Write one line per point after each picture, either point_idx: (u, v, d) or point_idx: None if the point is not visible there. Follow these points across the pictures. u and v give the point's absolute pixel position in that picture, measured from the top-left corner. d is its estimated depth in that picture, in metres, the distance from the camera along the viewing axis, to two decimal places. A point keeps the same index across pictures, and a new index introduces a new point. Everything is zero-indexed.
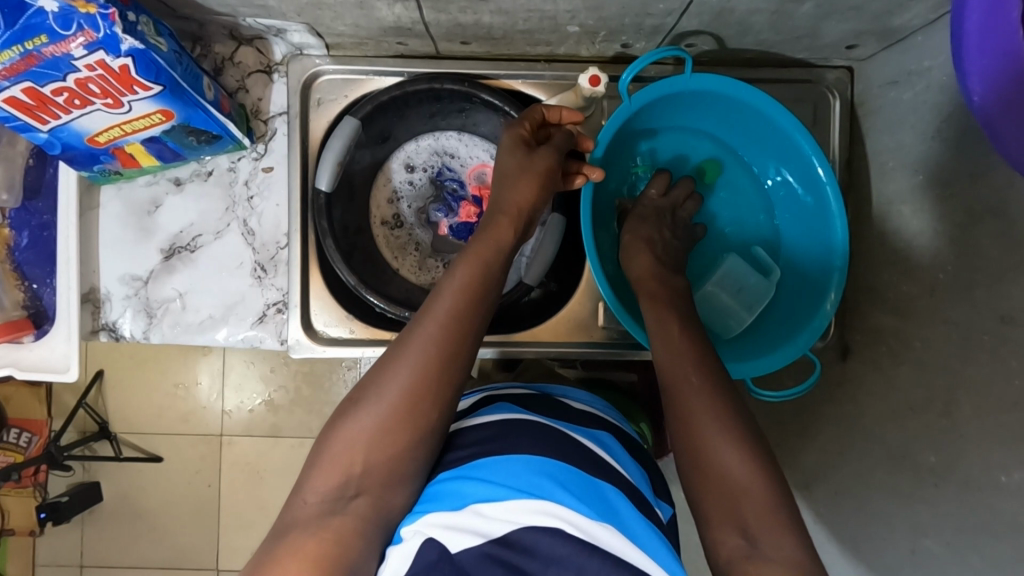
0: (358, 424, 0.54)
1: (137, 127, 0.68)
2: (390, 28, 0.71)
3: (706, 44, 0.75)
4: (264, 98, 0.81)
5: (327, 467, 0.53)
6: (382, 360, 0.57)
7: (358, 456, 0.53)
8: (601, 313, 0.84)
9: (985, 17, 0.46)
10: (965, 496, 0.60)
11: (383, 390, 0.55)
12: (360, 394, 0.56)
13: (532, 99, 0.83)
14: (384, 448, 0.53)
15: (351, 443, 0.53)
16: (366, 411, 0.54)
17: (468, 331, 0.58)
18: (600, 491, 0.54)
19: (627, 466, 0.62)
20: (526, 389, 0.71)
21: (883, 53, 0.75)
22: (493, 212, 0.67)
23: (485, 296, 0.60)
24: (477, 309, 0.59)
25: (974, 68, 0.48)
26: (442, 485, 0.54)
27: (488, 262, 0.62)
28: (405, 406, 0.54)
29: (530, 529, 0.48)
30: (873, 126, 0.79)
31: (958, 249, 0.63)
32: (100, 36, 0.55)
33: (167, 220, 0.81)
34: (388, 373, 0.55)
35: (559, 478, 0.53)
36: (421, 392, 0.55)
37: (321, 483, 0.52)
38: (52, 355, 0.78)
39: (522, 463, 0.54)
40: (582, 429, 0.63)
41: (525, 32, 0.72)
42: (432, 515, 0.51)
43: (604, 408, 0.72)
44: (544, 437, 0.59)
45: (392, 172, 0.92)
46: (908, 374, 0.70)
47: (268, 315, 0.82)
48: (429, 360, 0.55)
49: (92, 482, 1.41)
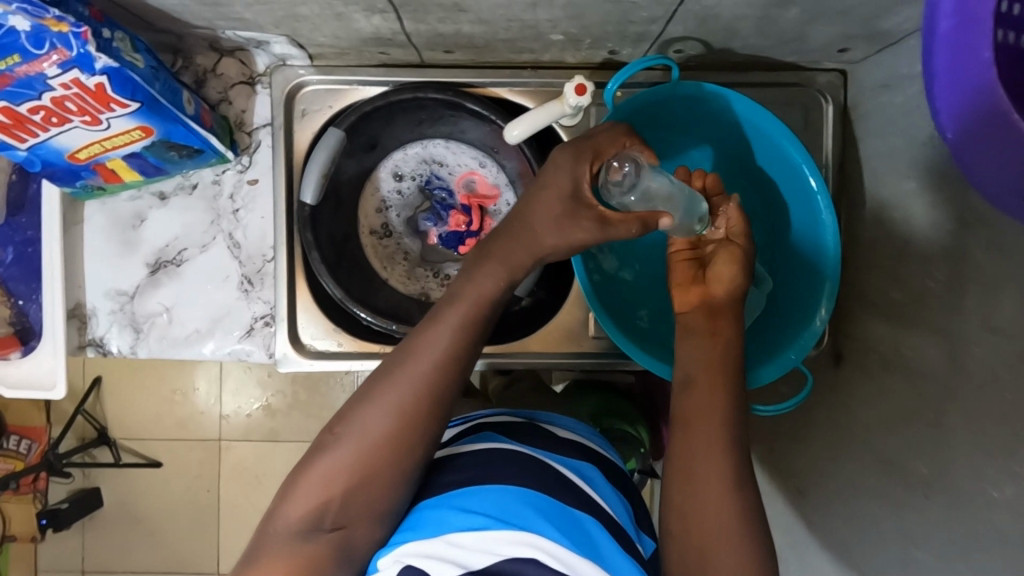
0: (339, 458, 0.53)
1: (117, 143, 0.67)
2: (370, 38, 0.70)
3: (693, 49, 0.74)
4: (248, 109, 0.80)
5: (301, 494, 0.52)
6: (367, 391, 0.56)
7: (336, 490, 0.52)
8: (592, 323, 0.83)
9: (954, 55, 0.42)
10: (956, 509, 0.59)
11: (367, 426, 0.54)
12: (341, 425, 0.55)
13: (518, 107, 0.82)
14: (363, 482, 0.53)
15: (329, 472, 0.53)
16: (347, 443, 0.53)
17: (458, 373, 0.57)
18: (583, 525, 0.53)
19: (608, 496, 0.60)
20: (512, 416, 0.68)
21: (873, 57, 0.73)
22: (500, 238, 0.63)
23: (480, 330, 0.59)
24: (471, 346, 0.58)
25: (943, 103, 0.45)
26: (425, 512, 0.54)
27: (487, 293, 0.60)
28: (389, 442, 0.53)
29: (513, 561, 0.49)
30: (865, 130, 0.77)
31: (951, 257, 0.62)
32: (73, 55, 0.54)
33: (150, 236, 0.81)
34: (367, 414, 0.54)
35: (543, 510, 0.53)
36: (407, 428, 0.54)
37: (296, 511, 0.52)
38: (40, 370, 0.78)
39: (506, 491, 0.54)
40: (565, 459, 0.61)
41: (508, 40, 0.71)
42: (411, 543, 0.52)
43: (590, 436, 0.70)
44: (535, 468, 0.57)
45: (380, 181, 0.91)
46: (900, 383, 0.69)
47: (255, 328, 0.82)
48: (418, 399, 0.55)
49: (92, 489, 1.42)
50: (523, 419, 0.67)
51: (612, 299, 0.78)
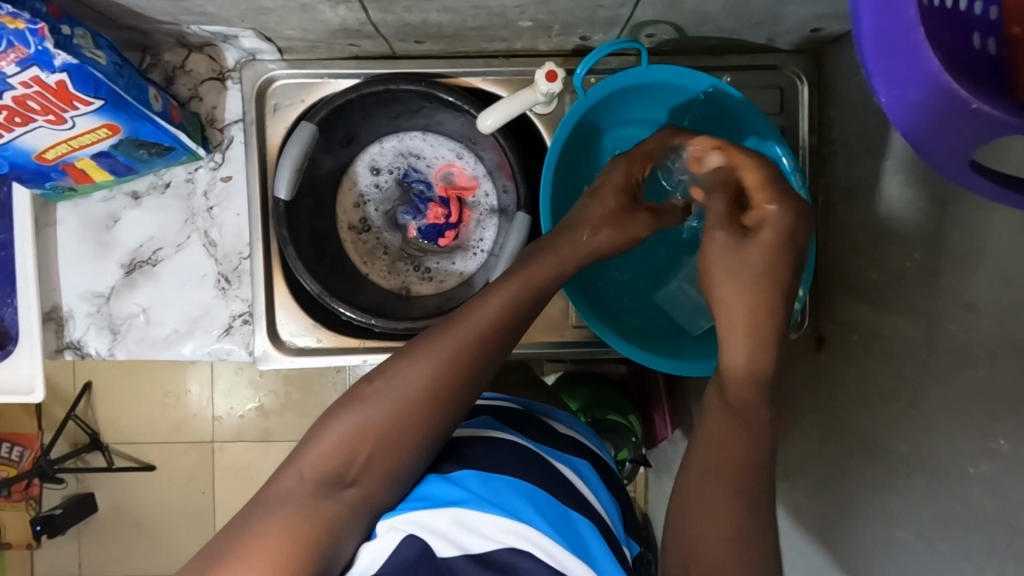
0: (373, 413, 0.52)
1: (84, 142, 0.66)
2: (338, 30, 0.69)
3: (666, 33, 0.73)
4: (219, 105, 0.79)
5: (328, 439, 0.52)
6: (410, 347, 0.55)
7: (366, 445, 0.52)
8: (572, 312, 0.83)
9: (880, 12, 0.39)
10: (935, 487, 0.59)
11: (406, 383, 0.53)
12: (380, 377, 0.54)
13: (492, 96, 0.81)
14: (392, 442, 0.52)
15: (362, 424, 0.52)
16: (384, 396, 0.53)
17: (501, 347, 0.57)
18: (574, 525, 0.54)
19: (601, 497, 0.62)
20: (512, 402, 0.69)
21: (847, 36, 0.73)
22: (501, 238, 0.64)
23: (529, 308, 0.59)
24: (520, 324, 0.58)
25: (876, 69, 0.41)
26: (430, 487, 0.55)
27: (539, 278, 0.60)
28: (424, 403, 0.53)
29: (511, 550, 0.49)
30: (841, 110, 0.77)
31: (925, 235, 0.62)
32: (32, 52, 0.54)
33: (127, 234, 0.80)
34: (405, 370, 0.54)
35: (542, 505, 0.54)
36: (445, 392, 0.53)
37: (318, 457, 0.51)
38: (16, 376, 0.77)
39: (513, 484, 0.55)
40: (562, 456, 0.62)
41: (477, 28, 0.70)
42: (412, 512, 0.52)
43: (587, 433, 0.71)
44: (537, 469, 0.58)
45: (357, 175, 0.90)
46: (879, 363, 0.69)
47: (234, 326, 0.81)
48: (461, 364, 0.54)
49: (85, 493, 1.41)
50: (523, 408, 0.68)
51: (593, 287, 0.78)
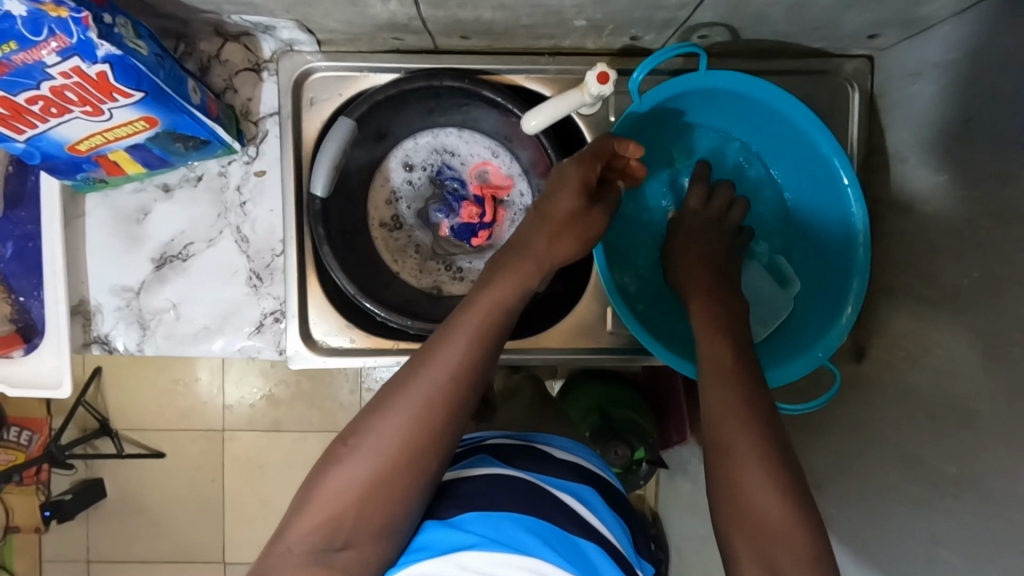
0: (354, 472, 0.51)
1: (120, 134, 0.64)
2: (385, 24, 0.67)
3: (720, 35, 0.71)
4: (255, 98, 0.77)
5: (317, 509, 0.50)
6: (380, 401, 0.54)
7: (350, 505, 0.50)
8: (610, 318, 0.82)
9: None
10: (985, 510, 0.58)
11: (380, 439, 0.52)
12: (355, 438, 0.53)
13: (535, 95, 0.78)
14: (377, 498, 0.51)
15: (346, 485, 0.51)
16: (364, 455, 0.52)
17: (473, 382, 0.55)
18: (584, 552, 0.54)
19: (607, 521, 0.60)
20: (507, 437, 0.68)
21: (905, 43, 0.71)
22: (514, 251, 0.64)
23: (495, 338, 0.58)
24: (486, 355, 0.57)
25: None
26: (424, 536, 0.53)
27: (506, 304, 0.60)
28: (402, 455, 0.52)
29: None
30: (894, 120, 0.75)
31: (983, 253, 0.61)
32: (73, 42, 0.51)
33: (158, 227, 0.78)
34: (377, 428, 0.52)
35: (543, 535, 0.53)
36: (426, 439, 0.52)
37: (307, 526, 0.50)
38: (41, 369, 0.76)
39: (508, 516, 0.53)
40: (563, 482, 0.61)
41: (528, 26, 0.68)
42: (418, 566, 0.51)
43: (590, 456, 0.69)
44: (530, 493, 0.57)
45: (390, 171, 0.88)
46: (927, 380, 0.68)
47: (265, 324, 0.79)
48: (431, 410, 0.53)
49: (95, 480, 1.40)
50: (518, 440, 0.67)
51: (634, 296, 0.77)
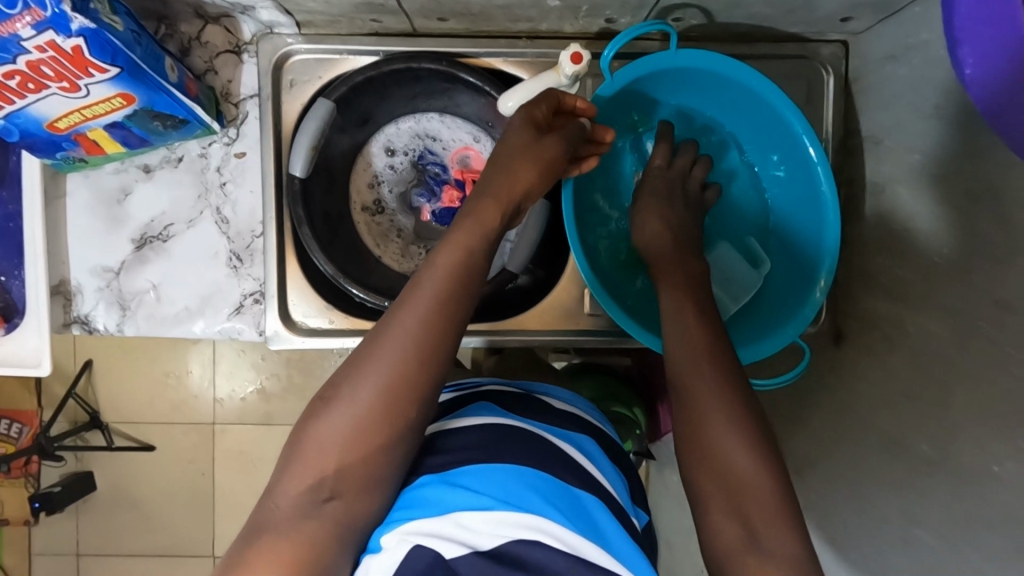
0: (330, 426, 0.51)
1: (98, 111, 0.65)
2: (362, 4, 0.67)
3: (695, 17, 0.72)
4: (235, 79, 0.77)
5: (299, 469, 0.50)
6: (355, 356, 0.53)
7: (330, 458, 0.50)
8: (588, 300, 0.82)
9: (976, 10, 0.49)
10: (957, 486, 0.59)
11: (356, 392, 0.51)
12: (329, 393, 0.52)
13: (513, 78, 0.79)
14: (355, 453, 0.50)
15: (322, 441, 0.50)
16: (338, 410, 0.51)
17: (448, 331, 0.54)
18: (582, 503, 0.54)
19: (606, 471, 0.61)
20: (508, 386, 0.68)
21: (879, 26, 0.72)
22: (478, 192, 0.62)
23: (466, 287, 0.56)
24: (460, 304, 0.55)
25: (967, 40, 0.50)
26: (422, 491, 0.53)
27: (472, 249, 0.57)
28: (377, 407, 0.51)
29: (523, 542, 0.48)
30: (869, 103, 0.76)
31: (955, 231, 0.61)
32: (48, 15, 0.52)
33: (138, 208, 0.79)
34: (351, 384, 0.52)
35: (546, 492, 0.53)
36: (399, 391, 0.52)
37: (292, 489, 0.50)
38: (23, 348, 0.76)
39: (513, 472, 0.53)
40: (561, 431, 0.62)
41: (503, 7, 0.69)
42: (414, 521, 0.50)
43: (588, 409, 0.70)
44: (529, 445, 0.57)
45: (372, 156, 0.89)
46: (901, 360, 0.68)
47: (245, 305, 0.80)
48: (404, 364, 0.52)
49: (84, 472, 1.40)
50: (519, 390, 0.68)
51: (604, 270, 0.77)
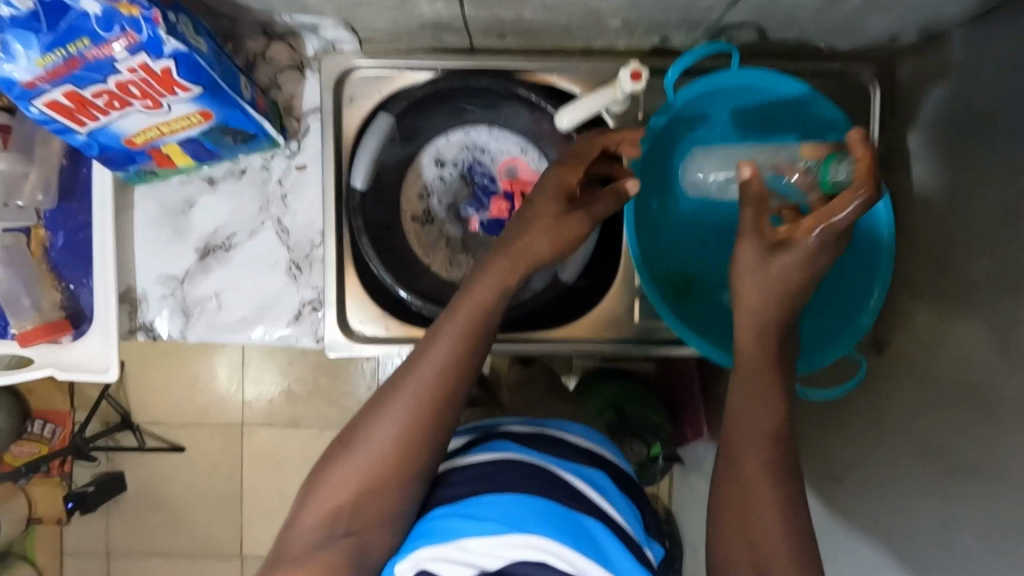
0: (350, 466, 0.55)
1: (175, 127, 0.67)
2: (428, 23, 0.70)
3: (748, 35, 0.74)
4: (297, 94, 0.80)
5: (320, 501, 0.55)
6: (372, 402, 0.58)
7: (346, 495, 0.55)
8: (638, 309, 0.84)
9: None
10: (1003, 494, 0.60)
11: (371, 436, 0.56)
12: (349, 435, 0.57)
13: (565, 93, 0.81)
14: (368, 487, 0.55)
15: (343, 479, 0.55)
16: (357, 452, 0.56)
17: (463, 378, 0.58)
18: (590, 533, 0.55)
19: (619, 506, 0.62)
20: (524, 424, 0.70)
21: (929, 44, 0.74)
22: (498, 248, 0.63)
23: (482, 338, 0.60)
24: (470, 356, 0.59)
25: None
26: (434, 519, 0.56)
27: (489, 303, 0.60)
28: (397, 449, 0.56)
29: (523, 563, 0.50)
30: (915, 119, 0.78)
31: (1005, 246, 0.63)
32: (142, 39, 0.54)
33: (203, 219, 0.81)
34: (371, 428, 0.56)
35: (550, 516, 0.54)
36: (411, 438, 0.56)
37: (310, 519, 0.55)
38: (91, 355, 0.79)
39: (519, 500, 0.55)
40: (573, 466, 0.63)
41: (564, 26, 0.71)
42: (425, 548, 0.53)
43: (601, 443, 0.72)
44: (540, 477, 0.59)
45: (423, 167, 0.87)
46: (946, 370, 0.70)
47: (303, 313, 0.82)
48: (420, 410, 0.56)
49: (116, 473, 1.43)
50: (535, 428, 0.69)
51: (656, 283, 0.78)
